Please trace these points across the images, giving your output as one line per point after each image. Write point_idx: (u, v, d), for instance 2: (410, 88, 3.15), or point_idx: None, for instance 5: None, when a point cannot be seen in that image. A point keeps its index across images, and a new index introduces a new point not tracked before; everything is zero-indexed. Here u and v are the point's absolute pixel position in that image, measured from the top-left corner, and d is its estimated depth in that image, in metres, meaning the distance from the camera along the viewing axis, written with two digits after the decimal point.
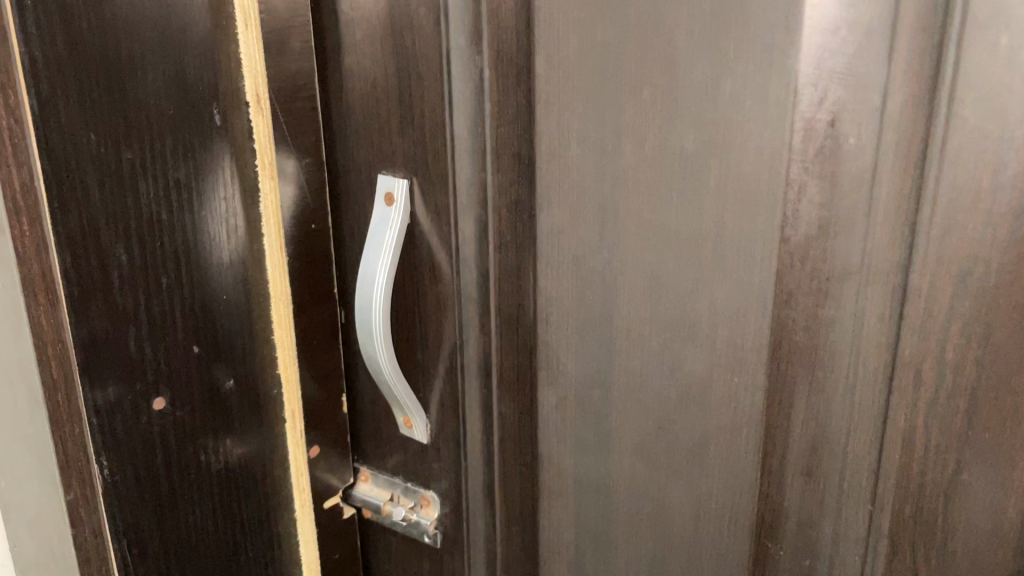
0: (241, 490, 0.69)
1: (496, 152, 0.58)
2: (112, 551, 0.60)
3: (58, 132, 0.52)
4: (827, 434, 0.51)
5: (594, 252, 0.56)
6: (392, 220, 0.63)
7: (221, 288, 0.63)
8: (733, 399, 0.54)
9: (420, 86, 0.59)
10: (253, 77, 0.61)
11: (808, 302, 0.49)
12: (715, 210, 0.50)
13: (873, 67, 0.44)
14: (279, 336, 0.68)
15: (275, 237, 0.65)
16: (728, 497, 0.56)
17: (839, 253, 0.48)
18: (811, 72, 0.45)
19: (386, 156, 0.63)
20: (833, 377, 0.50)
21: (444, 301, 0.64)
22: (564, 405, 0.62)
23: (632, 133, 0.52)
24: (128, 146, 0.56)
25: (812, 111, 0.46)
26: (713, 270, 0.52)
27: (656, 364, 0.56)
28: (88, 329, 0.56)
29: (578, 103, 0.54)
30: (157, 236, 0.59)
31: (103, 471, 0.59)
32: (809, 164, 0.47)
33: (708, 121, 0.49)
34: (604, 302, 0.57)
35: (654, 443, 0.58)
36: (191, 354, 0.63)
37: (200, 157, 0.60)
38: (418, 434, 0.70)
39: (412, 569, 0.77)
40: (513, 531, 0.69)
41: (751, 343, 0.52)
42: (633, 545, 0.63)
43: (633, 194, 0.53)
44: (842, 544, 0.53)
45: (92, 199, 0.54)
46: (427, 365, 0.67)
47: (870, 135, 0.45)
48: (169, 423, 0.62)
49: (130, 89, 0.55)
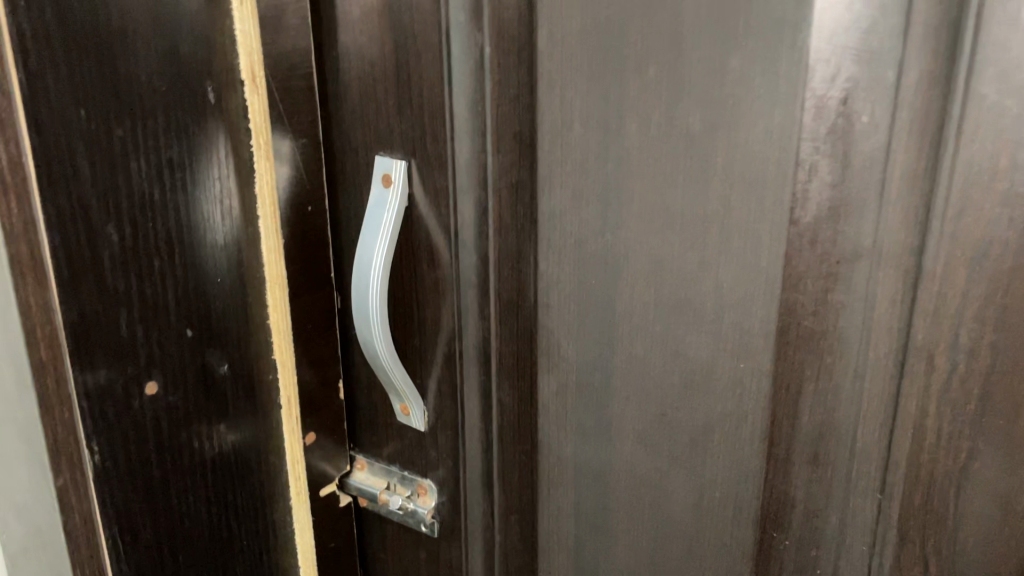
0: (236, 477, 0.67)
1: (496, 132, 0.57)
2: (103, 537, 0.59)
3: (46, 107, 0.50)
4: (835, 422, 0.50)
5: (597, 235, 0.55)
6: (389, 202, 0.62)
7: (214, 271, 0.62)
8: (738, 386, 0.52)
9: (418, 64, 0.58)
10: (248, 54, 0.59)
11: (817, 287, 0.48)
12: (720, 191, 0.49)
13: (888, 43, 0.42)
14: (274, 320, 0.66)
15: (271, 219, 0.64)
16: (733, 485, 0.55)
17: (849, 236, 0.46)
18: (824, 48, 0.44)
19: (383, 137, 0.62)
20: (842, 363, 0.49)
21: (442, 286, 0.63)
22: (565, 392, 0.61)
23: (637, 112, 0.51)
24: (120, 123, 0.54)
25: (824, 89, 0.44)
26: (718, 254, 0.50)
27: (659, 351, 0.55)
28: (79, 311, 0.54)
29: (582, 81, 0.52)
30: (149, 216, 0.57)
31: (94, 456, 0.57)
32: (821, 143, 0.45)
33: (715, 99, 0.47)
34: (607, 286, 0.56)
35: (656, 431, 0.57)
36: (184, 337, 0.61)
37: (193, 136, 0.58)
38: (415, 423, 0.68)
39: (408, 558, 0.76)
40: (511, 521, 0.68)
41: (758, 328, 0.50)
42: (635, 535, 0.61)
43: (638, 175, 0.52)
44: (849, 535, 0.52)
45: (82, 176, 0.53)
46: (425, 351, 0.66)
47: (884, 113, 0.44)
48: (163, 408, 0.61)
49: (122, 64, 0.54)
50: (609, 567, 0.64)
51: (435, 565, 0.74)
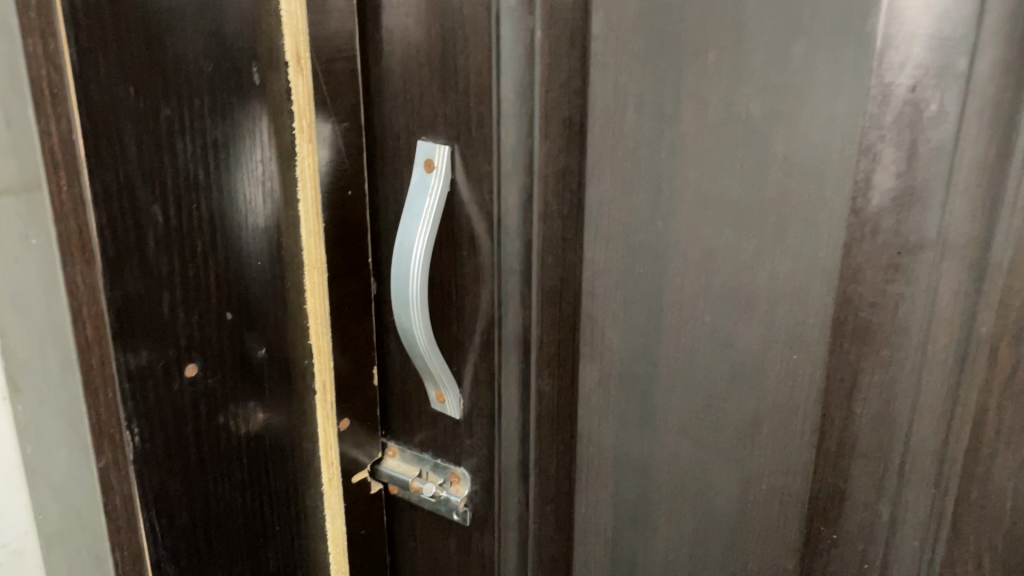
0: (270, 462, 0.66)
1: (544, 117, 0.56)
2: (141, 521, 0.58)
3: (96, 83, 0.49)
4: (890, 414, 0.50)
5: (647, 222, 0.54)
6: (431, 186, 0.61)
7: (254, 254, 0.61)
8: (790, 377, 0.52)
9: (465, 48, 0.57)
10: (294, 35, 0.59)
11: (877, 277, 0.48)
12: (779, 178, 0.49)
13: (961, 30, 0.42)
14: (311, 304, 0.66)
15: (312, 203, 0.63)
16: (780, 478, 0.55)
17: (914, 225, 0.46)
18: (894, 34, 0.43)
19: (426, 122, 0.61)
20: (899, 355, 0.49)
21: (482, 273, 0.62)
22: (607, 382, 0.60)
23: (694, 98, 0.50)
24: (167, 102, 0.53)
25: (892, 77, 0.44)
26: (774, 242, 0.50)
27: (708, 340, 0.54)
28: (123, 292, 0.53)
29: (637, 66, 0.51)
30: (193, 198, 0.56)
31: (134, 437, 0.56)
32: (887, 131, 0.45)
33: (776, 86, 0.47)
34: (656, 275, 0.55)
35: (703, 421, 0.57)
36: (224, 321, 0.60)
37: (237, 117, 0.57)
38: (450, 411, 0.68)
39: (438, 546, 0.76)
40: (547, 510, 0.67)
41: (813, 319, 0.50)
42: (676, 526, 0.61)
43: (692, 162, 0.51)
44: (900, 530, 0.52)
45: (129, 155, 0.52)
46: (462, 338, 0.65)
47: (954, 101, 0.43)
48: (201, 392, 0.60)
49: (170, 42, 0.52)
50: (647, 558, 0.64)
51: (466, 554, 0.74)
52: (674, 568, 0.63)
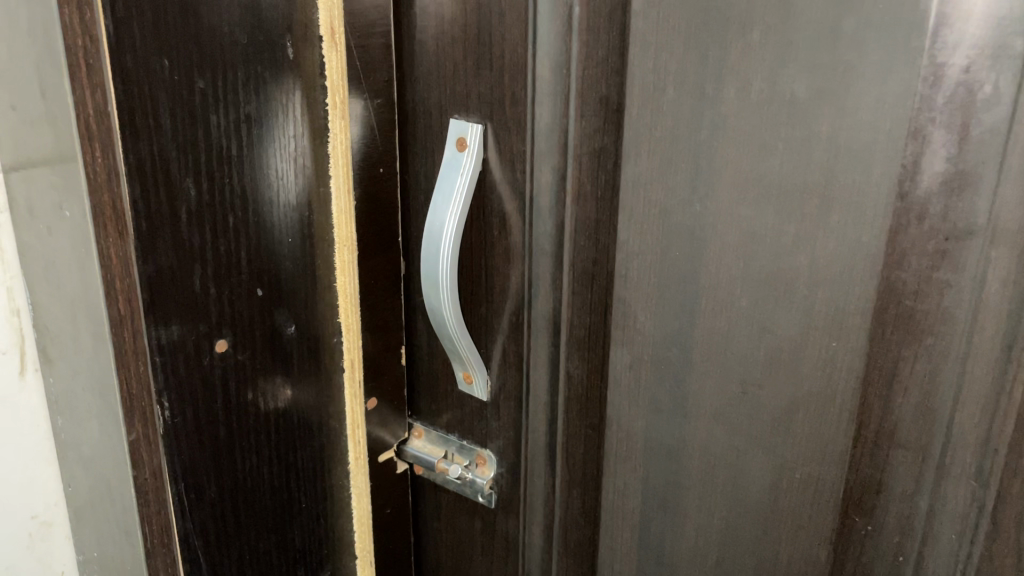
0: (297, 439, 0.66)
1: (580, 96, 0.55)
2: (170, 494, 0.58)
3: (131, 56, 0.49)
4: (932, 404, 0.49)
5: (683, 205, 0.53)
6: (463, 165, 0.60)
7: (284, 230, 0.61)
8: (829, 364, 0.51)
9: (502, 24, 0.56)
10: (328, 9, 0.58)
11: (922, 264, 0.47)
12: (823, 160, 0.48)
13: (1019, 9, 0.40)
14: (341, 281, 0.65)
15: (344, 180, 0.62)
16: (815, 467, 0.54)
17: (963, 210, 0.45)
18: (949, 12, 0.42)
19: (460, 99, 0.60)
20: (943, 345, 0.48)
21: (513, 254, 0.62)
22: (638, 365, 0.59)
23: (737, 77, 0.49)
24: (201, 75, 0.52)
25: (945, 57, 0.43)
26: (816, 228, 0.49)
27: (746, 326, 0.53)
28: (155, 265, 0.53)
29: (677, 43, 0.50)
30: (225, 171, 0.55)
31: (164, 411, 0.56)
32: (938, 113, 0.44)
33: (824, 66, 0.46)
34: (691, 259, 0.54)
35: (737, 407, 0.56)
36: (254, 297, 0.60)
37: (270, 91, 0.57)
38: (478, 392, 0.67)
39: (462, 528, 0.76)
40: (573, 494, 0.67)
41: (854, 306, 0.49)
42: (706, 514, 0.60)
43: (733, 142, 0.50)
44: (937, 523, 0.51)
45: (163, 127, 0.51)
46: (492, 319, 0.65)
47: (1009, 83, 0.42)
48: (231, 368, 0.60)
49: (205, 15, 0.52)
50: (675, 545, 0.63)
51: (490, 536, 0.73)
52: (703, 557, 0.62)
